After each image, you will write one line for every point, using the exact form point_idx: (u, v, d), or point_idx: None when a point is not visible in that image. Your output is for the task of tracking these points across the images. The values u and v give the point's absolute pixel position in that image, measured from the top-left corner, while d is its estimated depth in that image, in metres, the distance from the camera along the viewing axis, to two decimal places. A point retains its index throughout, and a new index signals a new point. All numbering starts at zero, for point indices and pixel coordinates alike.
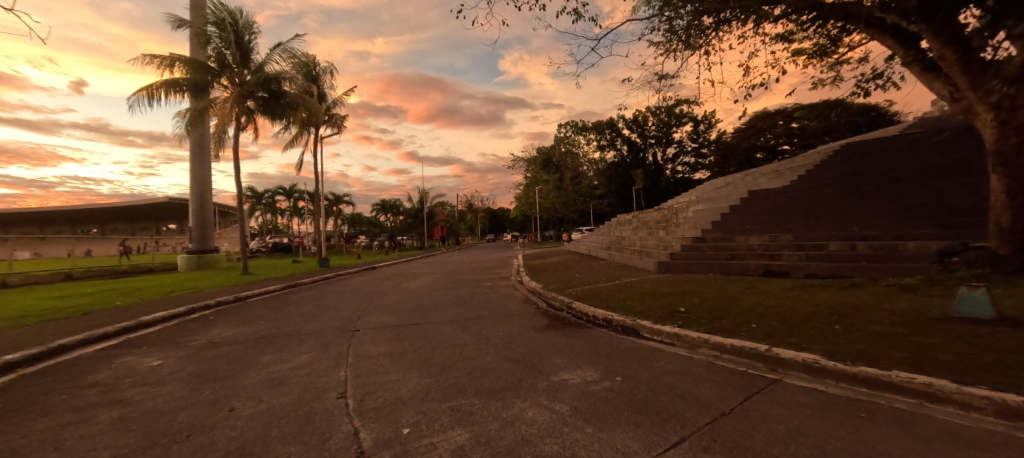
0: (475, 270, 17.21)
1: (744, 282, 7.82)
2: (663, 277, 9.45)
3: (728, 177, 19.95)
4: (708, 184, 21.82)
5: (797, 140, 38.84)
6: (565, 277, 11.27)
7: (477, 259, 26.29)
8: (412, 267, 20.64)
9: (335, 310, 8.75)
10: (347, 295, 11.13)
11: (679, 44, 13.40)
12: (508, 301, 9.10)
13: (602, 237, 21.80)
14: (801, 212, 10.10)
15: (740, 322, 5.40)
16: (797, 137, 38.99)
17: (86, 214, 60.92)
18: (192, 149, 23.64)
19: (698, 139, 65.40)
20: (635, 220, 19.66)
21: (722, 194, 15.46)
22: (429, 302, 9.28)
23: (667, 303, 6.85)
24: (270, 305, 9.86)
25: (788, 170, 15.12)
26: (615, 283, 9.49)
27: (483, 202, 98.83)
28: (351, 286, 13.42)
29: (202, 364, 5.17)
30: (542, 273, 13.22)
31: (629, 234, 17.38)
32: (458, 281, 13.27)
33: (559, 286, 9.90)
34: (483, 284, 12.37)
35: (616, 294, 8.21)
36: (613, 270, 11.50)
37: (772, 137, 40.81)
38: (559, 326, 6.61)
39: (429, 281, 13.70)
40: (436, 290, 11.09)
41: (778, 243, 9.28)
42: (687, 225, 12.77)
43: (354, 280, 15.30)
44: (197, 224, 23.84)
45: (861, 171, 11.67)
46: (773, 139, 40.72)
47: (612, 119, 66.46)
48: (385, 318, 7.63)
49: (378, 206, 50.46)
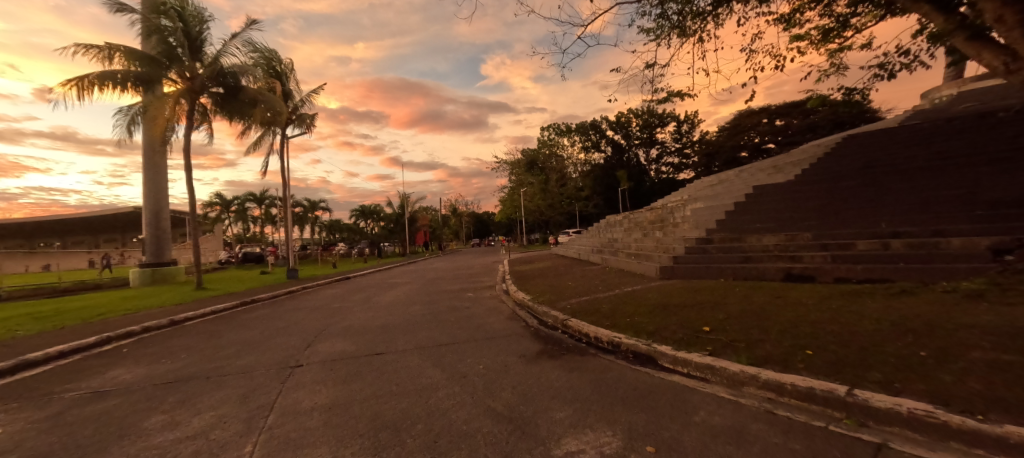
0: (456, 279, 15.77)
1: (769, 290, 6.66)
2: (669, 285, 8.28)
3: (721, 174, 19.13)
4: (699, 182, 21.01)
5: (781, 138, 38.75)
6: (557, 286, 9.98)
7: (462, 265, 24.85)
8: (390, 277, 19.05)
9: (283, 335, 7.24)
10: (307, 313, 9.59)
11: (673, 31, 12.36)
12: (492, 318, 7.75)
13: (591, 240, 20.69)
14: (817, 209, 9.10)
15: (790, 347, 4.17)
16: (781, 135, 38.93)
17: (38, 227, 56.55)
18: (144, 154, 21.45)
19: (681, 139, 65.65)
20: (627, 221, 18.61)
21: (720, 192, 14.49)
22: (399, 322, 7.87)
23: (686, 320, 5.60)
24: (209, 329, 8.25)
25: (788, 164, 14.29)
26: (616, 293, 8.23)
27: (468, 207, 97.16)
28: (314, 301, 11.81)
29: (56, 434, 3.64)
30: (531, 282, 11.90)
31: (623, 236, 16.23)
32: (437, 293, 11.83)
33: (551, 297, 8.60)
34: (465, 295, 11.01)
35: (620, 307, 6.95)
36: (610, 277, 10.27)
37: (756, 136, 40.76)
38: (556, 353, 5.29)
39: (404, 294, 12.21)
40: (410, 306, 9.65)
41: (797, 243, 8.23)
42: (688, 225, 11.68)
43: (321, 294, 13.69)
44: (152, 234, 21.58)
45: (871, 163, 10.85)
46: (758, 138, 40.68)
47: (596, 120, 66.08)
48: (341, 346, 6.18)
49: (357, 212, 48.30)
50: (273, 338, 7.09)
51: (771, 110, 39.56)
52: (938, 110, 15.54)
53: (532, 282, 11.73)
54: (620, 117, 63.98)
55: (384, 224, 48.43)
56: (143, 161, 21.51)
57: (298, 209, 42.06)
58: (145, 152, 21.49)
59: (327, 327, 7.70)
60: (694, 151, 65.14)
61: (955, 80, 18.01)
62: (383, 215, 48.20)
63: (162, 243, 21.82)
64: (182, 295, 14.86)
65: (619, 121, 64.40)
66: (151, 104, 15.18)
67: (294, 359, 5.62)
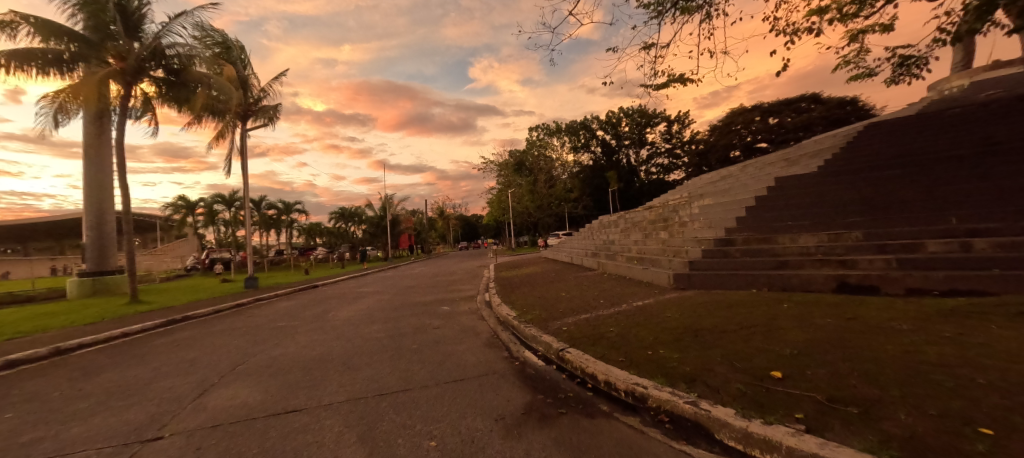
0: (434, 288, 13.90)
1: (831, 309, 5.02)
2: (690, 298, 6.62)
3: (723, 171, 17.82)
4: (698, 180, 19.70)
5: (775, 136, 37.92)
6: (549, 298, 8.24)
7: (444, 270, 22.93)
8: (361, 285, 17.06)
9: (182, 373, 5.33)
10: (237, 336, 7.65)
11: (677, 5, 10.85)
12: (468, 344, 5.97)
13: (584, 242, 18.99)
14: (859, 204, 7.64)
15: (945, 422, 2.44)
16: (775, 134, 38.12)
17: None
18: (84, 144, 17.75)
19: (671, 139, 65.13)
20: (622, 220, 17.03)
21: (728, 187, 13.01)
22: (346, 349, 6.06)
23: (734, 355, 3.90)
24: (93, 361, 6.23)
25: (802, 157, 12.96)
26: (624, 309, 6.48)
27: (455, 209, 94.77)
28: (256, 318, 9.80)
29: None
30: (518, 291, 10.15)
31: (620, 237, 14.58)
32: (408, 306, 10.01)
33: (542, 314, 6.82)
34: (439, 309, 9.23)
35: (633, 331, 5.19)
36: (613, 287, 8.57)
37: (749, 134, 40.03)
38: (551, 413, 3.51)
39: (368, 307, 10.31)
40: (369, 325, 7.81)
41: (845, 244, 6.72)
42: (699, 224, 10.08)
43: (273, 307, 11.65)
44: (94, 241, 18.13)
45: (905, 152, 9.53)
46: (749, 137, 39.87)
47: (585, 120, 65.02)
48: (244, 395, 4.30)
49: (337, 214, 45.56)
50: (166, 378, 5.18)
51: (764, 107, 38.96)
52: (954, 101, 14.53)
53: (519, 292, 9.96)
54: (611, 117, 64.31)
55: (365, 228, 46.02)
56: (83, 154, 17.77)
57: (271, 211, 39.31)
58: (84, 142, 17.72)
59: (248, 359, 5.83)
60: (683, 152, 64.64)
61: (964, 71, 17.13)
62: (364, 218, 45.76)
63: (107, 250, 18.48)
64: (113, 308, 12.60)
65: (609, 122, 64.39)
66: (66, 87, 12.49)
67: (160, 421, 3.75)
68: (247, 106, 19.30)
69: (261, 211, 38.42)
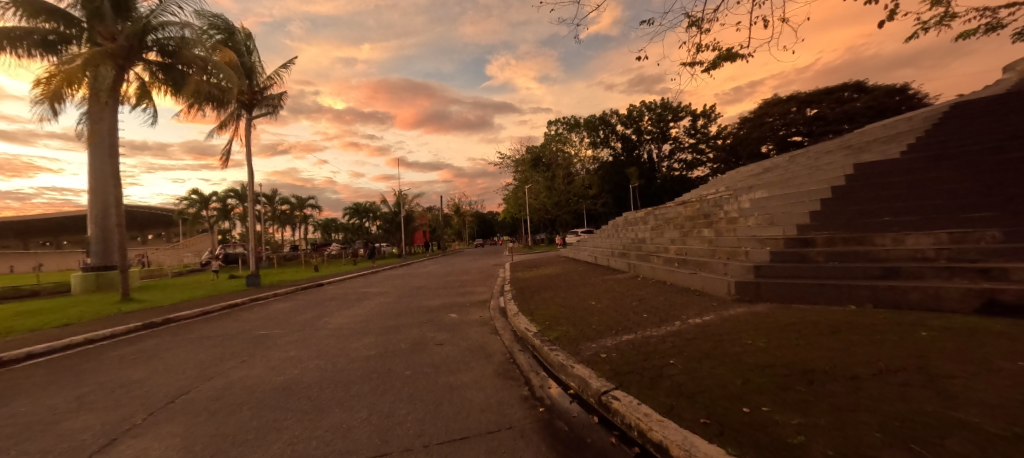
0: (443, 290, 12.60)
1: (1007, 344, 3.39)
2: (765, 316, 5.05)
3: (766, 164, 15.95)
4: (735, 174, 17.82)
5: (812, 128, 35.25)
6: (575, 309, 6.77)
7: (456, 269, 21.64)
8: (366, 284, 15.94)
9: (108, 402, 4.14)
10: (209, 347, 6.49)
11: None
12: (474, 372, 4.58)
13: (608, 241, 17.35)
14: (981, 196, 5.92)
15: None
16: (811, 126, 35.41)
17: (22, 226, 53.96)
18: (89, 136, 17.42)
19: (694, 134, 62.39)
20: (652, 217, 15.37)
21: (781, 179, 11.25)
22: (322, 374, 4.76)
23: (907, 430, 2.32)
24: (24, 379, 5.14)
25: (869, 144, 11.11)
26: (680, 327, 4.95)
27: (471, 206, 93.81)
28: (242, 322, 8.69)
29: None
30: (538, 297, 8.71)
31: (651, 236, 12.96)
32: (410, 312, 8.72)
33: (570, 332, 5.38)
34: (446, 318, 7.91)
35: (705, 367, 3.65)
36: (654, 295, 7.05)
37: (783, 126, 37.38)
38: None
39: (367, 313, 9.07)
40: (360, 337, 6.52)
41: (978, 247, 5.04)
42: (756, 221, 8.42)
43: (267, 309, 10.57)
44: (96, 235, 17.61)
45: (1021, 133, 7.68)
46: (783, 129, 37.34)
47: (605, 115, 62.97)
48: (155, 453, 3.04)
49: (350, 210, 44.23)
50: (86, 407, 4.01)
51: (800, 97, 36.25)
52: None
53: (538, 298, 8.51)
54: (632, 111, 62.03)
55: (379, 224, 45.31)
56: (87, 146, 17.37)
57: (285, 206, 38.91)
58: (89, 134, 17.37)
59: (198, 385, 4.61)
60: (708, 147, 61.84)
61: None
62: (379, 214, 44.96)
63: (110, 244, 17.96)
64: (102, 306, 11.77)
65: (630, 116, 62.08)
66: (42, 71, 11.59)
67: None
68: (252, 95, 18.52)
69: (275, 206, 38.04)
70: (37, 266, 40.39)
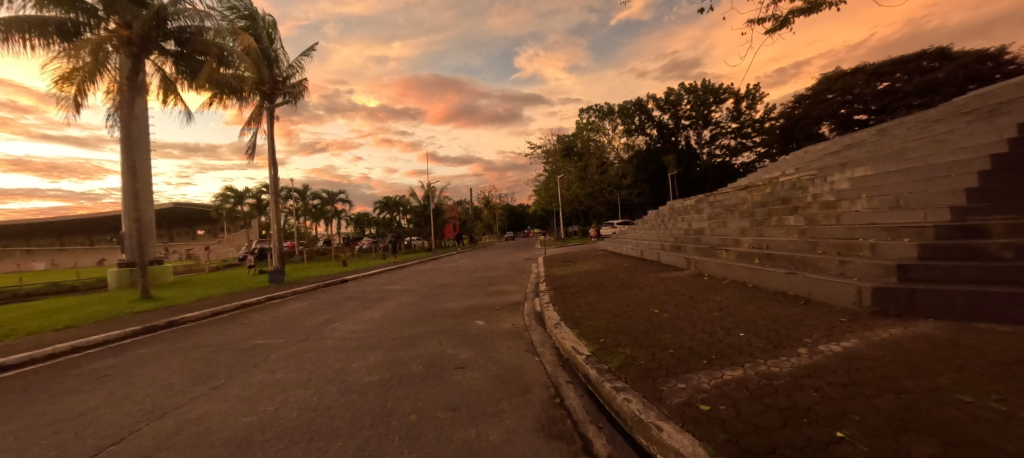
0: (471, 288, 11.33)
1: None
2: (950, 343, 3.27)
3: (847, 141, 13.46)
4: (804, 155, 15.38)
5: (879, 105, 30.84)
6: (636, 321, 5.22)
7: (486, 264, 20.45)
8: (391, 280, 15.02)
9: (16, 451, 3.08)
10: (194, 361, 5.51)
11: None
12: (505, 423, 3.15)
13: (653, 232, 15.45)
14: None
15: None
16: (878, 102, 30.90)
17: (90, 224, 58.49)
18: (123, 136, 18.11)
19: (738, 117, 57.85)
20: (707, 205, 13.38)
21: (883, 153, 9.00)
22: (300, 413, 3.53)
23: None
24: None
25: (1007, 105, 8.61)
26: (810, 359, 3.31)
27: (501, 199, 92.63)
28: (247, 327, 7.76)
29: None
30: (583, 300, 7.19)
31: (711, 226, 11.03)
32: (430, 318, 7.45)
33: (636, 360, 3.86)
34: (471, 326, 6.58)
35: (916, 453, 2.03)
36: (740, 304, 5.35)
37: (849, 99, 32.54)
38: None
39: (382, 317, 7.88)
40: (364, 354, 5.26)
41: None
42: (870, 205, 6.42)
43: (281, 309, 9.69)
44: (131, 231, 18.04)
45: None
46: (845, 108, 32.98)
47: (640, 100, 59.74)
48: None
49: (382, 204, 44.09)
50: None
51: (868, 69, 31.57)
52: None
53: (582, 303, 7.00)
54: (669, 95, 58.35)
55: (408, 218, 44.90)
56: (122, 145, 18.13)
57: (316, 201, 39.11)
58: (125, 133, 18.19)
59: (140, 427, 3.46)
60: (753, 131, 57.17)
61: None
62: (408, 207, 44.45)
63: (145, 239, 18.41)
64: (122, 304, 11.42)
65: (667, 100, 58.42)
66: (52, 57, 11.16)
67: None
68: (273, 84, 18.04)
69: (307, 201, 38.44)
70: (102, 260, 43.48)
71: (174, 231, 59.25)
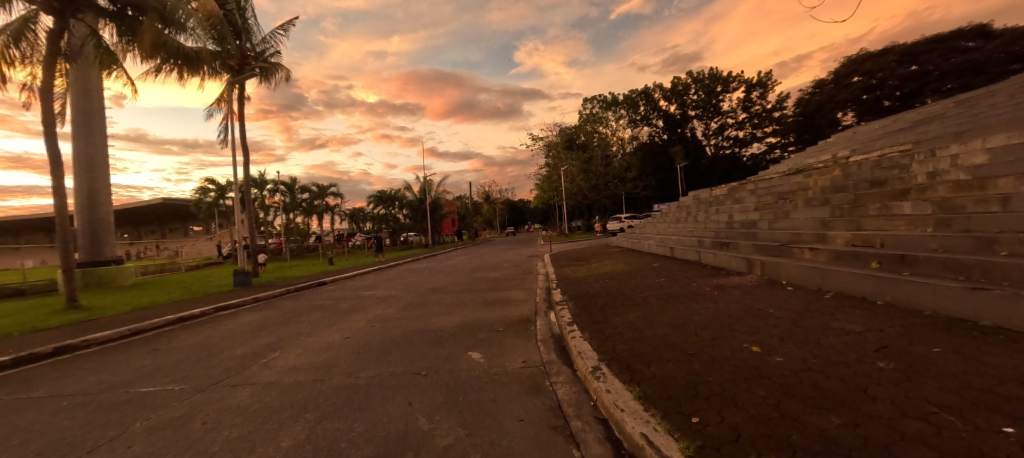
0: (467, 295, 9.17)
1: None
2: None
3: (917, 118, 11.25)
4: (857, 136, 13.22)
5: (899, 93, 28.08)
6: (738, 375, 3.05)
7: (489, 262, 18.47)
8: (375, 282, 13.05)
9: None
10: (17, 431, 3.44)
11: None
12: None
13: (679, 226, 13.30)
14: None
15: None
16: (899, 90, 28.14)
17: None
18: (71, 119, 16.30)
19: (748, 106, 55.46)
20: (748, 194, 11.31)
21: (1007, 120, 6.77)
22: None
23: None
24: None
25: None
26: None
27: (501, 194, 90.36)
28: (153, 357, 5.61)
29: None
30: (621, 322, 5.06)
31: (764, 217, 8.85)
32: (405, 347, 5.26)
33: None
34: (463, 363, 4.45)
35: None
36: (910, 345, 3.17)
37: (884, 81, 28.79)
38: None
39: (344, 342, 5.75)
40: (273, 430, 3.11)
41: None
42: None
43: (221, 326, 7.53)
44: (85, 227, 16.45)
45: None
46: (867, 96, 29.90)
47: (645, 90, 57.61)
48: None
49: (375, 199, 41.47)
50: None
51: (897, 49, 28.39)
52: None
53: (622, 326, 4.87)
54: (675, 84, 56.22)
55: (404, 212, 42.70)
56: (72, 130, 16.39)
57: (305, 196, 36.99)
58: (74, 117, 16.38)
59: None
60: (764, 121, 54.78)
61: None
62: (403, 202, 42.20)
63: (102, 235, 16.76)
64: (41, 315, 9.44)
65: (673, 90, 56.26)
66: None
67: None
68: (243, 59, 16.20)
69: (295, 195, 36.43)
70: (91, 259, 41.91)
71: (166, 226, 57.68)
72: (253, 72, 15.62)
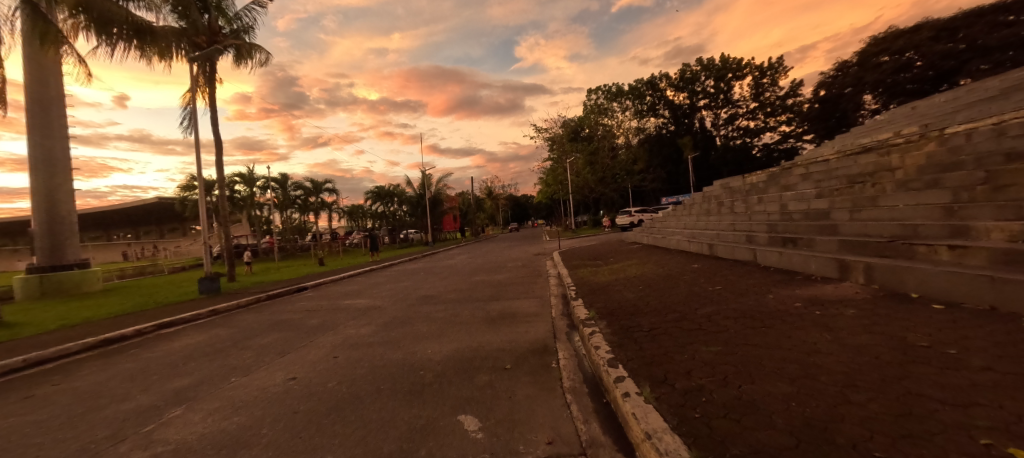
0: (464, 308, 7.33)
1: None
2: None
3: (1003, 86, 9.29)
4: (918, 114, 11.27)
5: (933, 73, 25.96)
6: None
7: (492, 262, 16.74)
8: (360, 288, 11.33)
9: None
10: None
11: None
12: None
13: (712, 220, 11.45)
14: None
15: None
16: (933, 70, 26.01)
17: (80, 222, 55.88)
18: (25, 108, 14.64)
19: (759, 94, 53.08)
20: (798, 180, 9.48)
21: None
22: None
23: None
24: None
25: None
26: None
27: (504, 188, 88.32)
28: (5, 415, 3.86)
29: None
30: (695, 366, 3.25)
31: (840, 206, 6.95)
32: (363, 406, 3.44)
33: None
34: (450, 445, 2.65)
35: None
36: None
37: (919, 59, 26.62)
38: None
39: (284, 388, 4.00)
40: None
41: None
42: None
43: (143, 356, 5.77)
44: (44, 228, 14.89)
45: None
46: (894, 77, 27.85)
47: (652, 79, 55.55)
48: None
49: (372, 195, 39.79)
50: None
51: (931, 25, 26.14)
52: None
53: (701, 374, 3.07)
54: (684, 72, 53.89)
55: (403, 209, 40.92)
56: (26, 121, 14.72)
57: (299, 192, 35.32)
58: (29, 106, 14.70)
59: None
60: (777, 109, 52.41)
61: None
62: (402, 198, 40.37)
63: (63, 237, 15.25)
64: None
65: (682, 79, 53.97)
66: None
67: None
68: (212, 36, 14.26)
69: (286, 192, 34.80)
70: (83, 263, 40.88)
71: (164, 226, 56.46)
72: (219, 48, 13.47)
